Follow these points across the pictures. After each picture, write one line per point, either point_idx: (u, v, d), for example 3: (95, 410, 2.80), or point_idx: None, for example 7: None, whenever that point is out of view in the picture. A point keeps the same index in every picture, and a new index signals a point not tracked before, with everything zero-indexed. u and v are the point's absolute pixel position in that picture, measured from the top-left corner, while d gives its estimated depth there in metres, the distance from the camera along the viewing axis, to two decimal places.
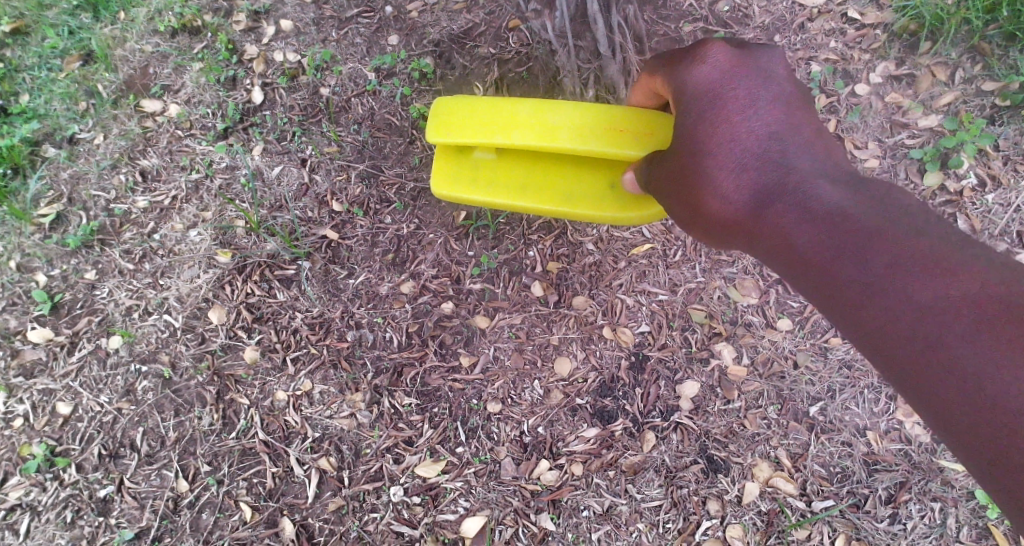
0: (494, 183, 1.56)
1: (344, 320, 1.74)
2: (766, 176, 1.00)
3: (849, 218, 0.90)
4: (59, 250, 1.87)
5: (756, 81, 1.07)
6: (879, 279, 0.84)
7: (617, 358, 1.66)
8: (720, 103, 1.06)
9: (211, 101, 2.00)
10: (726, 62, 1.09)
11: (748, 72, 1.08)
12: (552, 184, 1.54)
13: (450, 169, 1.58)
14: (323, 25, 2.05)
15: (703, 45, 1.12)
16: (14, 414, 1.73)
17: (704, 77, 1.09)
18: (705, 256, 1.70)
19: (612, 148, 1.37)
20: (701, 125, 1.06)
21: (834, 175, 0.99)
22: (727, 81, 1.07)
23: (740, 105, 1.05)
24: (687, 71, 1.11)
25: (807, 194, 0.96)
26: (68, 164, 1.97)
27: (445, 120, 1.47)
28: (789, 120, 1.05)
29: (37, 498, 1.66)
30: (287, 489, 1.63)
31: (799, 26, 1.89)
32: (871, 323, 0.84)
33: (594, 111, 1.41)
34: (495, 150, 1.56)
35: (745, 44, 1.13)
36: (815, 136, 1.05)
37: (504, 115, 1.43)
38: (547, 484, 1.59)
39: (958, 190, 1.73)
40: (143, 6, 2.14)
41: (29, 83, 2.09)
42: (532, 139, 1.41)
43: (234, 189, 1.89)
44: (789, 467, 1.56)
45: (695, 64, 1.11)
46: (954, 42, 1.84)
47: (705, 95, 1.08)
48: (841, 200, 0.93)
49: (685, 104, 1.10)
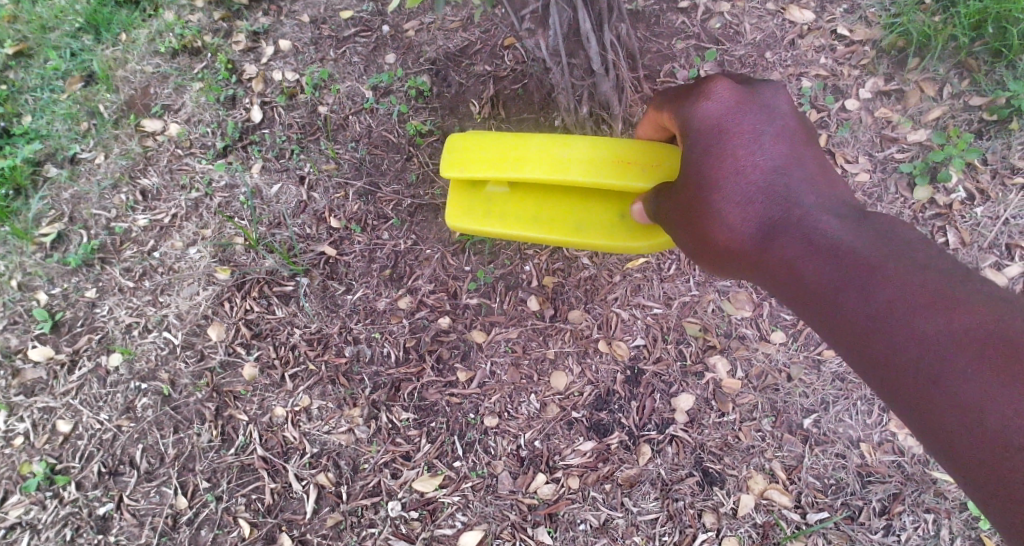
0: (506, 216, 1.57)
1: (342, 336, 1.76)
2: (771, 210, 1.01)
3: (853, 253, 0.92)
4: (60, 269, 1.89)
5: (761, 116, 1.09)
6: (881, 312, 0.85)
7: (612, 372, 1.67)
8: (727, 138, 1.07)
9: (210, 120, 2.03)
10: (731, 98, 1.10)
11: (753, 108, 1.09)
12: (562, 216, 1.56)
13: (464, 203, 1.61)
14: (322, 44, 2.08)
15: (708, 81, 1.14)
16: (14, 432, 1.74)
17: (709, 112, 1.10)
18: (699, 270, 1.72)
19: (621, 180, 1.39)
20: (707, 158, 1.07)
21: (837, 209, 1.00)
22: (732, 116, 1.09)
23: (745, 140, 1.06)
24: (692, 106, 1.13)
25: (812, 228, 0.98)
26: (69, 184, 1.99)
27: (458, 157, 1.51)
28: (794, 156, 1.06)
29: (37, 516, 1.67)
30: (285, 505, 1.64)
31: (790, 43, 1.92)
32: (876, 355, 0.85)
33: (603, 145, 1.43)
34: (506, 183, 1.59)
35: (750, 80, 1.15)
36: (820, 170, 1.06)
37: (515, 150, 1.47)
38: (543, 497, 1.60)
39: (948, 203, 1.75)
40: (144, 28, 2.17)
41: (32, 104, 2.12)
42: (543, 172, 1.43)
43: (233, 206, 1.91)
44: (783, 479, 1.57)
45: (700, 99, 1.12)
46: (941, 58, 1.87)
47: (711, 130, 1.09)
48: (845, 235, 0.95)
49: (691, 139, 1.11)
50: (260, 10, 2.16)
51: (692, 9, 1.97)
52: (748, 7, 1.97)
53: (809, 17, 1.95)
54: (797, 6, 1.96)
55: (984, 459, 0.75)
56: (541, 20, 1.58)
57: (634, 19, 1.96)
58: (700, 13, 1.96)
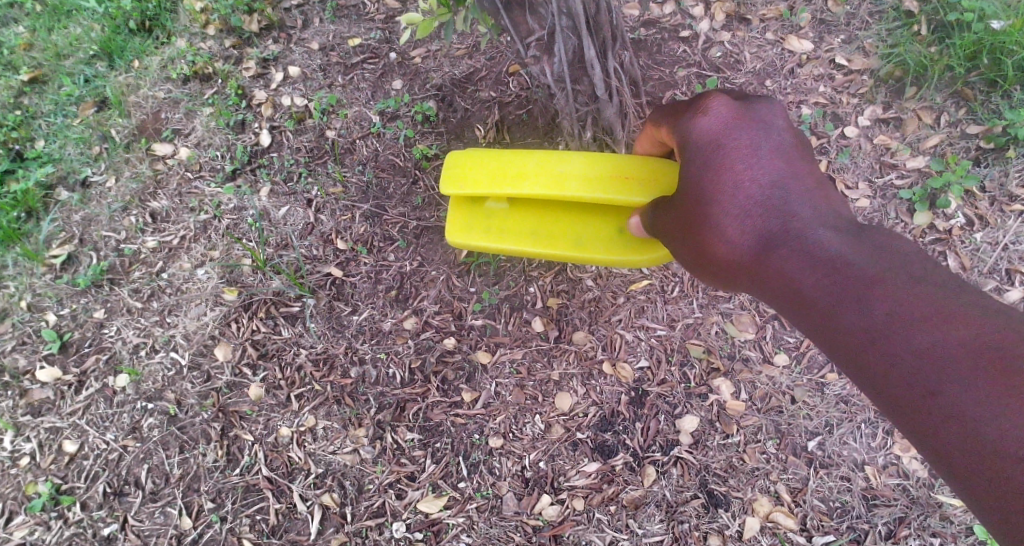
0: (507, 232, 1.60)
1: (347, 357, 1.77)
2: (768, 221, 1.02)
3: (849, 264, 0.91)
4: (69, 289, 1.91)
5: (757, 131, 1.09)
6: (876, 321, 0.85)
7: (616, 393, 1.68)
8: (725, 152, 1.08)
9: (220, 144, 2.06)
10: (728, 113, 1.12)
11: (749, 121, 1.10)
12: (560, 230, 1.58)
13: (464, 218, 1.63)
14: (330, 71, 2.13)
15: (705, 98, 1.15)
16: (21, 452, 1.75)
17: (706, 127, 1.12)
18: (703, 292, 1.74)
19: (618, 195, 1.41)
20: (704, 171, 1.09)
21: (834, 221, 0.99)
22: (728, 130, 1.10)
23: (743, 154, 1.07)
24: (690, 122, 1.15)
25: (808, 238, 0.97)
26: (81, 207, 2.02)
27: (457, 174, 1.53)
28: (791, 170, 1.06)
29: (41, 537, 1.66)
30: (290, 526, 1.64)
31: (789, 71, 1.97)
32: (872, 365, 0.84)
33: (600, 161, 1.46)
34: (506, 199, 1.62)
35: (748, 95, 1.16)
36: (816, 184, 1.05)
37: (514, 166, 1.50)
38: (548, 519, 1.60)
39: (947, 228, 1.78)
40: (157, 55, 2.23)
41: (45, 129, 2.16)
42: (540, 188, 1.46)
43: (241, 228, 1.94)
44: (789, 502, 1.57)
45: (697, 115, 1.14)
46: (938, 87, 1.91)
47: (708, 144, 1.11)
48: (840, 246, 0.94)
49: (689, 153, 1.13)
50: (271, 37, 2.21)
51: (693, 38, 2.02)
52: (748, 37, 2.02)
53: (808, 47, 1.99)
54: (795, 36, 2.01)
55: (981, 469, 0.74)
56: (546, 48, 1.61)
57: (637, 48, 2.02)
58: (701, 43, 2.01)
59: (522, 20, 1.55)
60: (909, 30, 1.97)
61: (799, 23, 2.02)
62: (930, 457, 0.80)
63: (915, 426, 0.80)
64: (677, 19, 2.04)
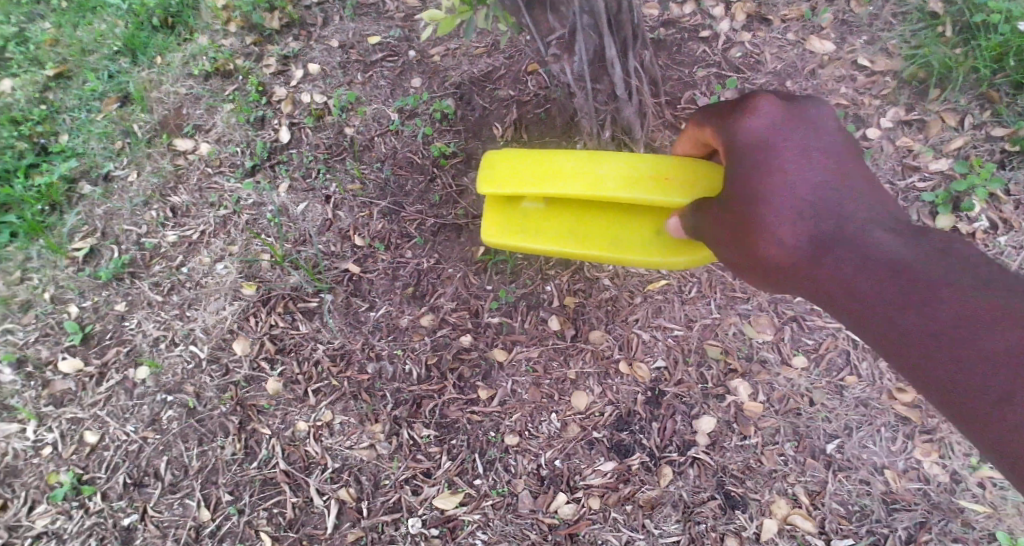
0: (543, 232, 1.60)
1: (364, 352, 1.78)
2: (823, 227, 0.95)
3: (911, 267, 0.88)
4: (91, 282, 1.93)
5: (809, 132, 1.02)
6: (946, 331, 0.82)
7: (633, 393, 1.68)
8: (777, 154, 1.00)
9: (240, 140, 2.08)
10: (778, 113, 1.04)
11: (802, 122, 1.03)
12: (598, 231, 1.58)
13: (501, 218, 1.64)
14: (350, 68, 2.15)
15: (753, 96, 1.07)
16: (43, 442, 1.76)
17: (756, 129, 1.04)
18: (720, 293, 1.74)
19: (656, 196, 1.40)
20: (755, 173, 1.01)
21: (891, 225, 0.95)
22: (779, 131, 1.03)
23: (796, 155, 0.99)
24: (736, 122, 1.07)
25: (868, 244, 0.93)
26: (103, 201, 2.05)
27: (495, 174, 1.54)
28: (848, 174, 0.99)
29: (62, 526, 1.67)
30: (306, 520, 1.64)
31: (810, 72, 1.96)
32: (942, 378, 0.82)
33: (639, 161, 1.45)
34: (543, 199, 1.62)
35: (795, 95, 1.09)
36: (872, 187, 1.00)
37: (551, 166, 1.50)
38: (564, 517, 1.60)
39: (971, 232, 1.76)
40: (179, 51, 2.25)
41: (69, 124, 2.18)
42: (578, 188, 1.46)
43: (261, 224, 1.96)
44: (807, 504, 1.56)
45: (745, 115, 1.06)
46: (962, 89, 1.89)
47: (759, 146, 1.02)
48: (900, 249, 0.91)
49: (737, 155, 1.05)
50: (291, 35, 2.23)
51: (713, 38, 2.01)
52: (769, 37, 2.01)
53: (830, 48, 1.98)
54: (817, 37, 2.00)
55: None
56: (568, 46, 1.61)
57: (656, 48, 2.01)
58: (721, 43, 2.00)
59: (543, 18, 1.56)
60: (933, 32, 1.95)
61: (821, 24, 2.01)
62: (998, 464, 0.78)
63: (985, 432, 0.78)
64: (697, 19, 2.04)
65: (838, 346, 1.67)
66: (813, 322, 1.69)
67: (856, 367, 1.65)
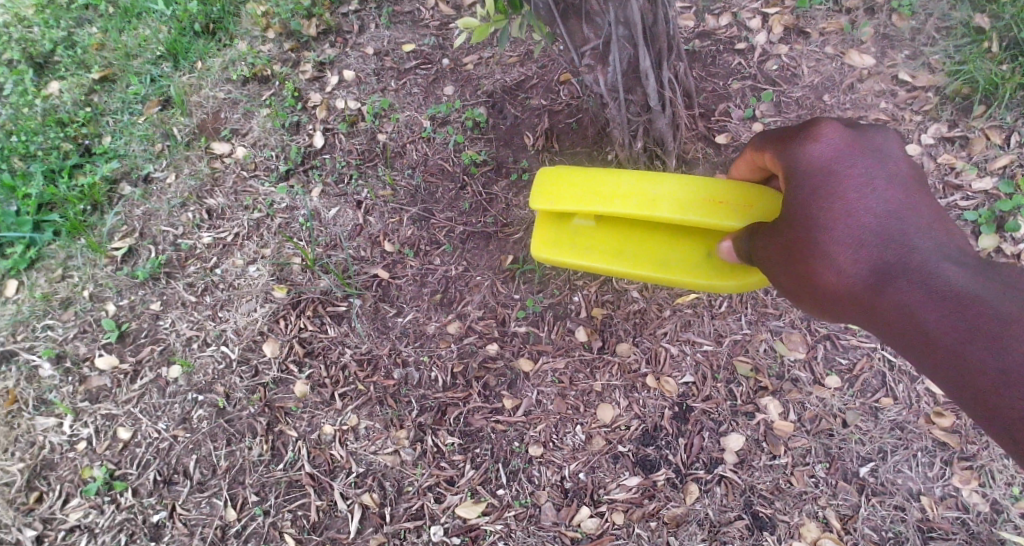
0: (592, 250, 1.59)
1: (391, 358, 1.79)
2: (886, 256, 0.93)
3: (981, 301, 0.85)
4: (129, 281, 1.97)
5: (873, 159, 1.00)
6: (1018, 371, 0.79)
7: (660, 407, 1.66)
8: (839, 181, 0.99)
9: (276, 145, 2.12)
10: (842, 141, 1.03)
11: (865, 151, 1.01)
12: (647, 252, 1.57)
13: (549, 235, 1.64)
14: (384, 75, 2.17)
15: (815, 123, 1.06)
16: (78, 436, 1.80)
17: (816, 156, 1.03)
18: (752, 309, 1.71)
19: (711, 219, 1.40)
20: (814, 200, 1.00)
21: (959, 256, 0.92)
22: (842, 158, 1.01)
23: (859, 182, 0.98)
24: (798, 147, 1.05)
25: (931, 274, 0.90)
26: (142, 202, 2.09)
27: (547, 191, 1.54)
28: (913, 204, 0.97)
29: (94, 520, 1.71)
30: (330, 524, 1.65)
31: (849, 86, 1.92)
32: (1009, 416, 0.80)
33: (695, 184, 1.45)
34: (592, 217, 1.61)
35: (859, 123, 1.07)
36: (938, 217, 0.97)
37: (605, 185, 1.49)
38: (587, 531, 1.58)
39: (1015, 253, 1.70)
40: (219, 57, 2.30)
41: (112, 126, 2.24)
42: (631, 208, 1.45)
43: (293, 227, 1.98)
44: (838, 528, 1.52)
45: (807, 141, 1.04)
46: (1009, 106, 1.84)
47: (818, 174, 1.01)
48: (969, 282, 0.88)
49: (796, 180, 1.04)
50: (327, 42, 2.26)
51: (749, 50, 1.99)
52: (807, 50, 1.98)
53: (869, 62, 1.94)
54: (856, 50, 1.96)
55: None
56: (601, 57, 1.61)
57: (691, 59, 1.99)
58: (757, 55, 1.98)
59: (578, 28, 1.55)
60: (979, 47, 1.90)
61: (860, 37, 1.98)
62: None
63: None
64: (733, 31, 2.02)
65: (873, 366, 1.63)
66: (847, 341, 1.65)
67: (892, 389, 1.61)
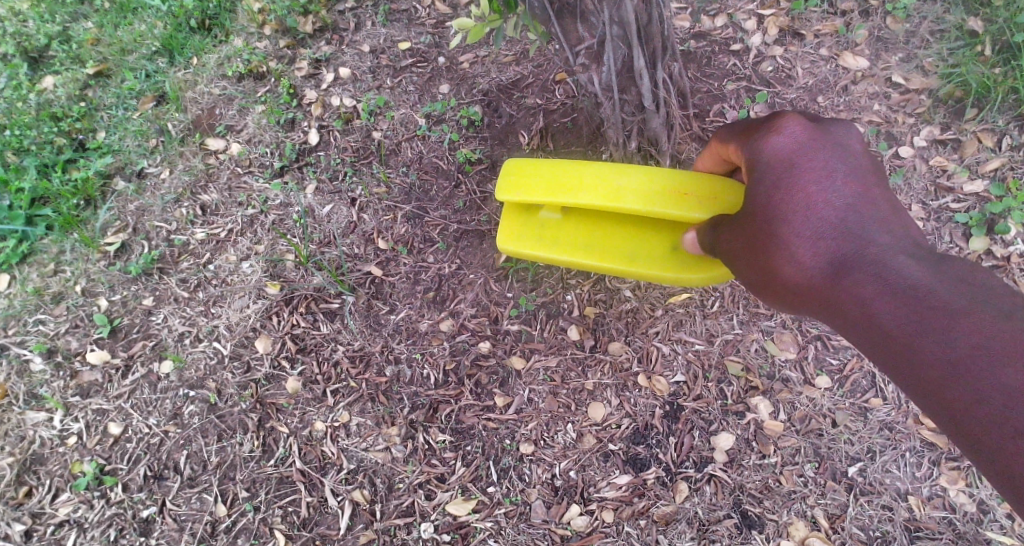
0: (560, 243, 1.59)
1: (383, 355, 1.79)
2: (842, 249, 0.96)
3: (935, 296, 0.87)
4: (121, 277, 1.97)
5: (834, 153, 1.03)
6: (967, 364, 0.81)
7: (651, 406, 1.66)
8: (800, 173, 1.01)
9: (270, 142, 2.12)
10: (804, 134, 1.05)
11: (827, 144, 1.04)
12: (615, 245, 1.57)
13: (518, 227, 1.63)
14: (379, 73, 2.17)
15: (779, 117, 1.09)
16: (68, 431, 1.80)
17: (779, 147, 1.05)
18: (744, 309, 1.71)
19: (677, 211, 1.40)
20: (775, 190, 1.02)
21: (913, 251, 0.94)
22: (804, 151, 1.03)
23: (819, 176, 1.00)
24: (761, 140, 1.08)
25: (889, 268, 0.92)
26: (135, 197, 2.09)
27: (515, 181, 1.54)
28: (868, 197, 1.00)
29: (84, 515, 1.71)
30: (320, 520, 1.65)
31: (843, 88, 1.93)
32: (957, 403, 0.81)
33: (658, 176, 1.45)
34: (560, 211, 1.61)
35: (820, 118, 1.09)
36: (893, 212, 1.00)
37: (572, 177, 1.49)
38: (577, 529, 1.58)
39: (1006, 255, 1.71)
40: (215, 53, 2.30)
41: (107, 121, 2.24)
42: (598, 200, 1.45)
43: (287, 224, 1.98)
44: (826, 528, 1.52)
45: (770, 134, 1.07)
46: (1001, 110, 1.85)
47: (780, 164, 1.04)
48: (923, 276, 0.90)
49: (758, 171, 1.06)
50: (323, 39, 2.27)
51: (744, 52, 1.99)
52: (802, 51, 1.99)
53: (864, 64, 1.95)
54: (851, 52, 1.97)
55: None
56: (596, 56, 1.61)
57: (686, 60, 2.00)
58: (752, 56, 1.99)
59: (572, 27, 1.55)
60: (972, 50, 1.91)
61: (855, 40, 1.98)
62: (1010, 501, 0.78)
63: (998, 466, 0.77)
64: (729, 32, 2.02)
65: (863, 367, 1.63)
66: (837, 341, 1.66)
67: (881, 389, 1.61)
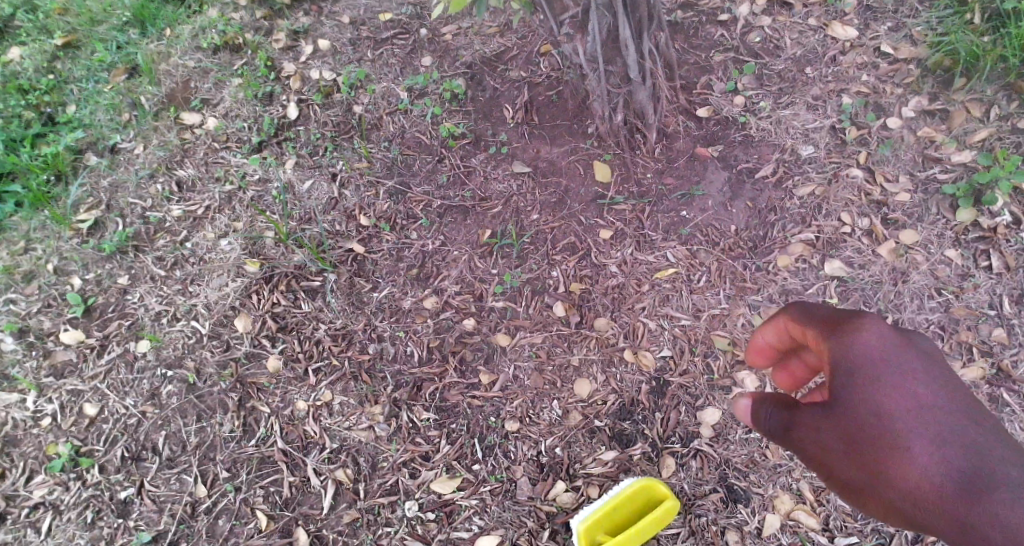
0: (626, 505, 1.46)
1: (366, 333, 1.76)
2: (965, 464, 0.84)
3: None
4: (94, 255, 1.92)
5: (931, 377, 0.90)
6: None
7: (637, 382, 1.65)
8: (901, 381, 0.89)
9: (248, 116, 2.06)
10: (892, 334, 0.93)
11: (921, 355, 0.91)
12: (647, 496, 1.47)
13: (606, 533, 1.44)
14: (360, 45, 2.13)
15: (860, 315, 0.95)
16: (42, 413, 1.75)
17: (868, 347, 0.91)
18: (731, 283, 1.71)
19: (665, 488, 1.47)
20: (879, 404, 0.88)
21: None
22: (892, 357, 0.91)
23: (924, 387, 0.88)
24: (843, 341, 0.93)
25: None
26: (108, 172, 2.03)
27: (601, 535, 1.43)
28: (982, 420, 0.87)
29: (59, 497, 1.65)
30: (302, 500, 1.61)
31: (831, 58, 1.91)
32: None
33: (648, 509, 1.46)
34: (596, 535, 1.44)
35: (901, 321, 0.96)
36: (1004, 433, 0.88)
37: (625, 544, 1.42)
38: (563, 505, 1.55)
39: (992, 226, 1.69)
40: (189, 24, 2.24)
41: (77, 94, 2.16)
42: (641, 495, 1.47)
43: (266, 200, 1.94)
44: (811, 501, 1.51)
45: (855, 331, 0.93)
46: (989, 79, 1.83)
47: (869, 367, 0.90)
48: None
49: (848, 356, 0.92)
50: (302, 10, 2.22)
51: (732, 22, 1.97)
52: (790, 22, 1.97)
53: (852, 34, 1.94)
54: (839, 22, 1.96)
55: None
56: (581, 26, 1.62)
57: (673, 31, 1.97)
58: (740, 27, 1.97)
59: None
60: (961, 18, 1.89)
61: (844, 9, 1.97)
62: None
63: None
64: (716, 2, 2.00)
65: None
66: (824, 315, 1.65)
67: None
